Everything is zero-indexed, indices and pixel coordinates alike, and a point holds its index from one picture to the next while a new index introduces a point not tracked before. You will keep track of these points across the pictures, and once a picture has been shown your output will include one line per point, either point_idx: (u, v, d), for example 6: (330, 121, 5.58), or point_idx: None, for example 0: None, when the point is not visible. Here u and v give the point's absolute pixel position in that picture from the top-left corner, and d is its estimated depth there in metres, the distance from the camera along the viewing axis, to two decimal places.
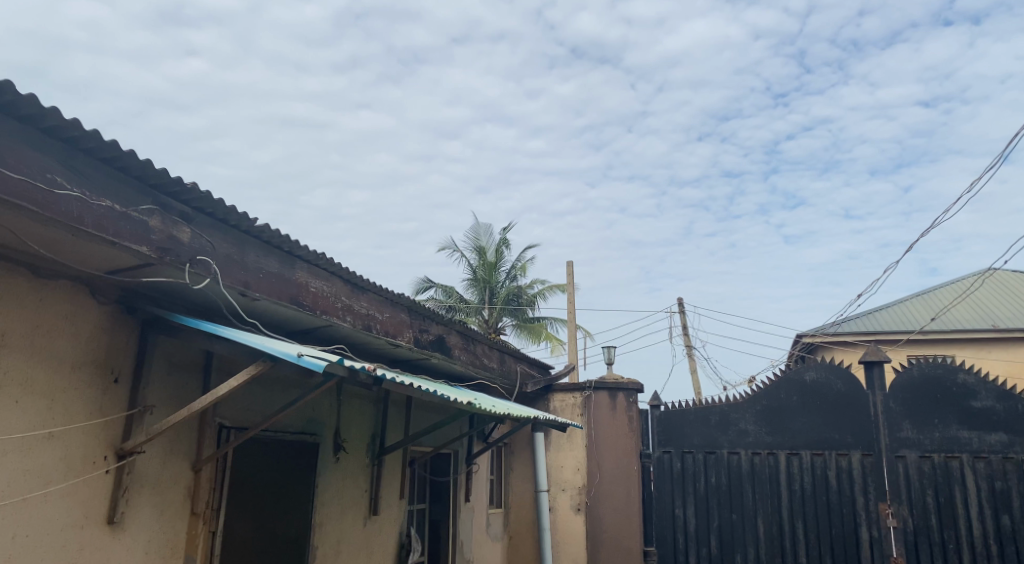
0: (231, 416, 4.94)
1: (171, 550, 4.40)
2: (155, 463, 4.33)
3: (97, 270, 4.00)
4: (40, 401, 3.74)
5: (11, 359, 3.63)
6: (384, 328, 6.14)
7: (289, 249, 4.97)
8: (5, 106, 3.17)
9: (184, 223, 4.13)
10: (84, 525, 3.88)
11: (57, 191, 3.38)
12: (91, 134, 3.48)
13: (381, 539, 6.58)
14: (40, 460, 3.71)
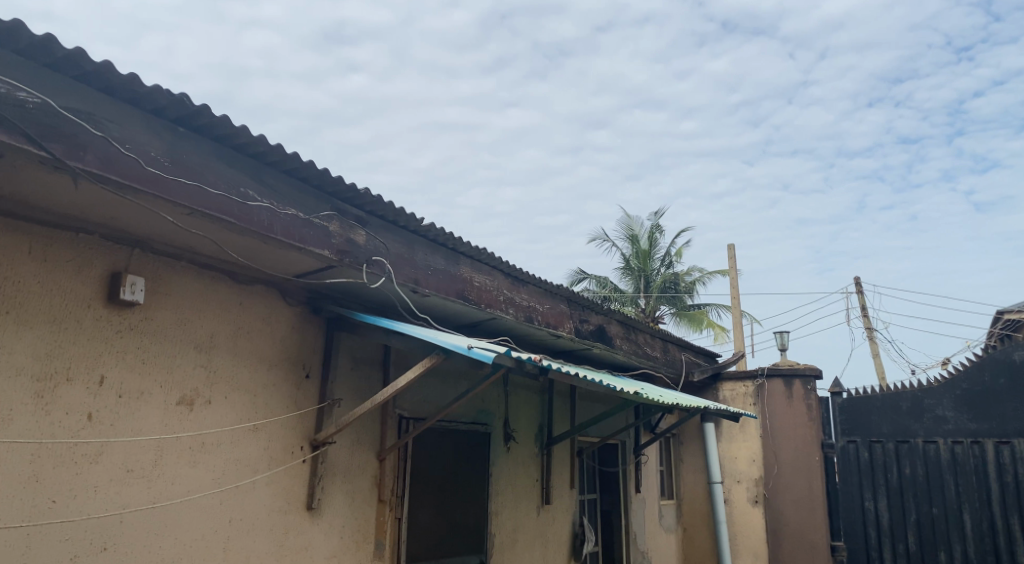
0: (409, 408, 5.19)
1: (363, 534, 4.68)
2: (344, 452, 4.62)
3: (286, 274, 4.28)
4: (244, 396, 4.08)
5: (220, 358, 3.98)
6: (546, 320, 6.16)
7: (453, 246, 5.12)
8: (203, 127, 3.45)
9: (359, 225, 4.36)
10: (288, 511, 4.20)
11: (250, 203, 3.62)
12: (275, 148, 3.73)
13: (554, 528, 6.65)
14: (247, 450, 4.04)
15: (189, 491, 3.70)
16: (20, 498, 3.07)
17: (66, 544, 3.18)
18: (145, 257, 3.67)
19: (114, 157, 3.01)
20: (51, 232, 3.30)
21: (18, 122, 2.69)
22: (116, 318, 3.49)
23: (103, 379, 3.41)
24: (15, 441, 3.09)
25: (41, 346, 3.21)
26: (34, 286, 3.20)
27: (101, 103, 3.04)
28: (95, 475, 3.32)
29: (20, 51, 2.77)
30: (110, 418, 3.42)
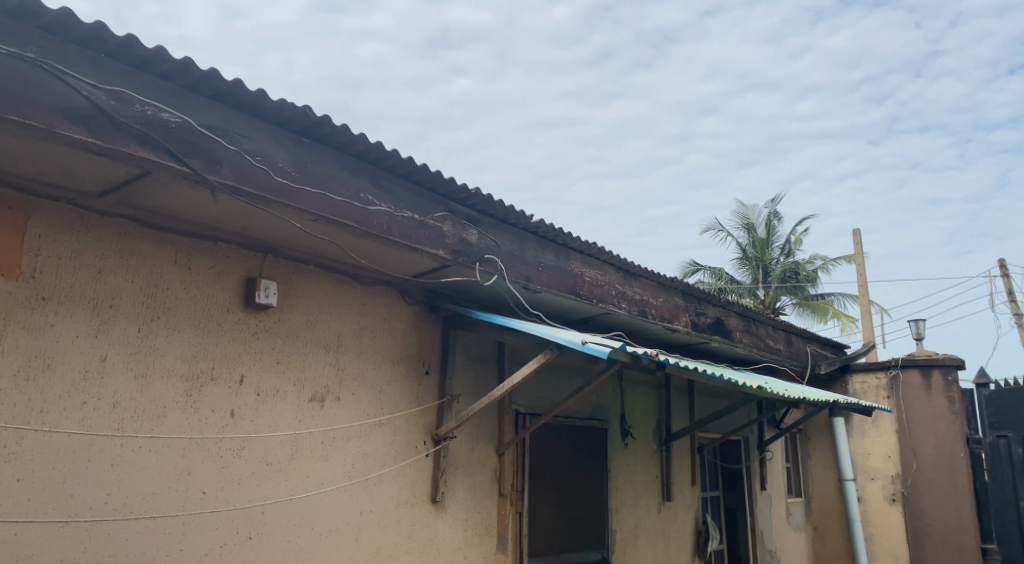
0: (525, 403, 5.24)
1: (486, 528, 4.77)
2: (464, 446, 4.72)
3: (404, 274, 4.42)
4: (370, 393, 4.25)
5: (346, 356, 4.16)
6: (661, 313, 6.05)
7: (564, 241, 5.11)
8: (325, 138, 3.61)
9: (472, 225, 4.44)
10: (414, 504, 4.33)
11: (370, 208, 3.76)
12: (392, 154, 3.86)
13: (677, 525, 6.54)
14: (374, 444, 4.20)
15: (323, 484, 3.89)
16: (176, 489, 3.28)
17: (216, 532, 3.40)
18: (276, 263, 3.88)
19: (246, 170, 3.19)
20: (193, 242, 3.52)
21: (163, 140, 2.88)
22: (252, 320, 3.71)
23: (243, 378, 3.63)
24: (170, 437, 3.30)
25: (188, 348, 3.43)
26: (180, 293, 3.43)
27: (233, 119, 3.23)
28: (240, 468, 3.54)
29: (162, 75, 2.95)
30: (250, 415, 3.63)
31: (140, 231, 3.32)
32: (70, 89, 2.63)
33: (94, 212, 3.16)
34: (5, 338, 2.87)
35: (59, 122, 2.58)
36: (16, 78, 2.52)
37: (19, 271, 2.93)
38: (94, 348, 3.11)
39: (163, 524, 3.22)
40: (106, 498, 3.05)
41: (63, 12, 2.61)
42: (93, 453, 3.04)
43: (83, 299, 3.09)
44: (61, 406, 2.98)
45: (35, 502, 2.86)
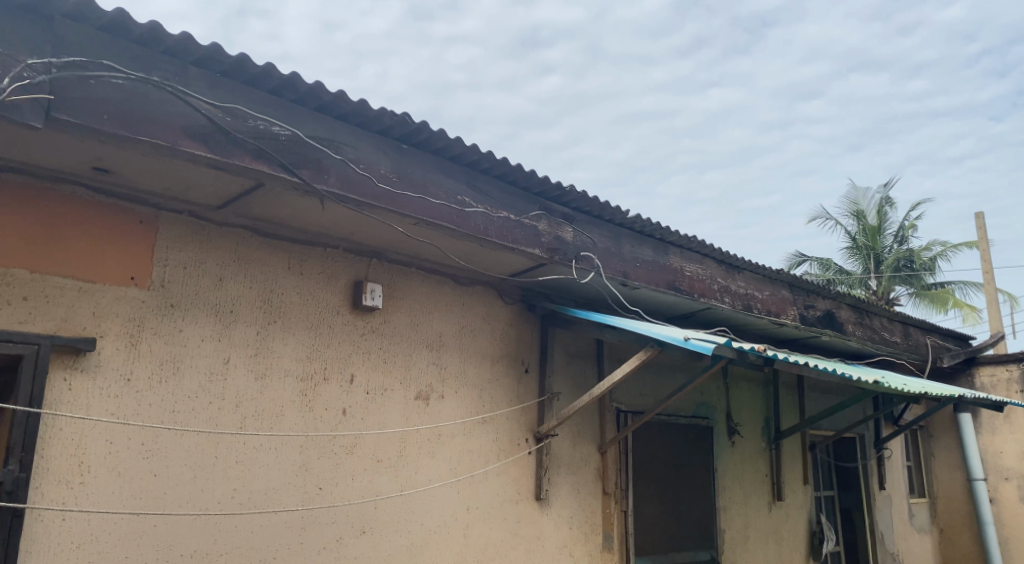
0: (627, 401, 5.19)
1: (592, 526, 4.76)
2: (566, 444, 4.72)
3: (502, 274, 4.47)
4: (472, 391, 4.32)
5: (449, 355, 4.25)
6: (766, 307, 5.85)
7: (662, 236, 5.03)
8: (423, 143, 3.69)
9: (567, 222, 4.43)
10: (519, 501, 4.38)
11: (467, 209, 3.82)
12: (488, 155, 3.90)
13: (789, 526, 6.31)
14: (478, 442, 4.27)
15: (430, 480, 3.98)
16: (295, 485, 3.44)
17: (333, 526, 3.54)
18: (380, 266, 4.00)
19: (351, 178, 3.31)
20: (303, 249, 3.68)
21: (274, 153, 3.02)
22: (360, 322, 3.85)
23: (352, 378, 3.77)
24: (287, 434, 3.45)
25: (301, 350, 3.58)
26: (294, 297, 3.60)
27: (336, 129, 3.35)
28: (352, 465, 3.67)
29: (272, 90, 3.10)
30: (360, 413, 3.76)
31: (255, 240, 3.50)
32: (191, 108, 2.80)
33: (213, 223, 3.36)
34: (141, 343, 3.06)
35: (182, 140, 2.75)
36: (144, 100, 2.69)
37: (151, 281, 3.13)
38: (218, 351, 3.29)
39: (284, 517, 3.38)
40: (232, 492, 3.23)
41: (183, 36, 2.77)
42: (220, 449, 3.22)
43: (206, 305, 3.28)
44: (192, 406, 3.17)
45: (170, 496, 3.05)
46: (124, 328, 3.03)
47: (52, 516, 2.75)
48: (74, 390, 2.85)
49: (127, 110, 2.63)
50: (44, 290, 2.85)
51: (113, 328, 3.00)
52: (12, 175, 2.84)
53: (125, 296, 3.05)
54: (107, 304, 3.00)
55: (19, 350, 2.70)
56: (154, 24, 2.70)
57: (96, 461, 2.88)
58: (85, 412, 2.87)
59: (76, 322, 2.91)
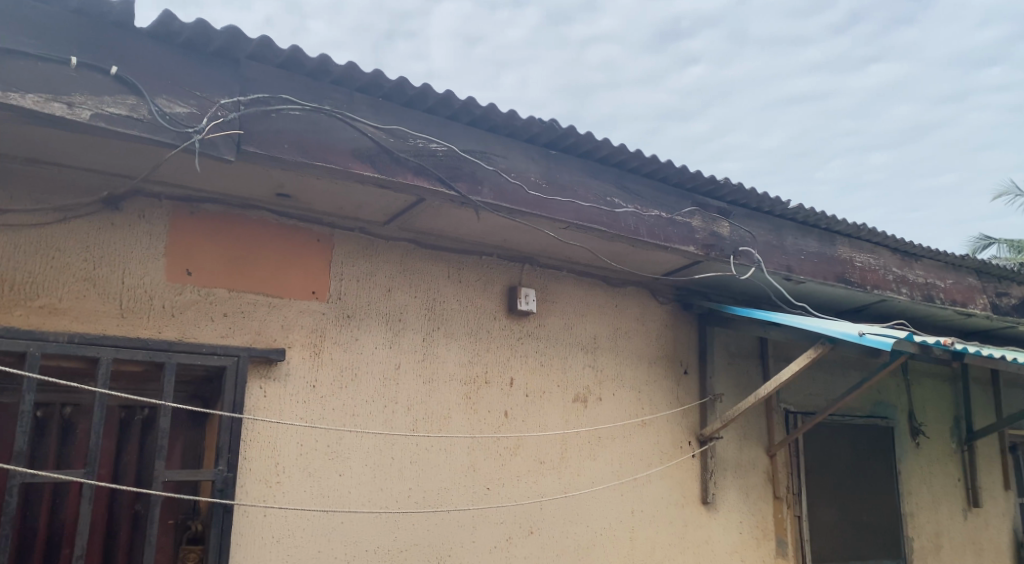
0: (795, 401, 4.95)
1: (763, 531, 4.58)
2: (732, 446, 4.57)
3: (655, 274, 4.42)
4: (631, 393, 4.30)
5: (605, 356, 4.25)
6: (950, 296, 5.37)
7: (827, 225, 4.75)
8: (571, 148, 3.71)
9: (723, 217, 4.30)
10: (684, 504, 4.30)
11: (618, 210, 3.81)
12: (637, 154, 3.85)
13: (989, 535, 5.75)
14: (640, 445, 4.24)
15: (593, 482, 4.00)
16: (465, 485, 3.58)
17: (502, 526, 3.65)
18: (533, 271, 4.08)
19: (503, 187, 3.40)
20: (461, 258, 3.83)
21: (433, 168, 3.17)
22: (516, 327, 3.94)
23: (513, 381, 3.86)
24: (456, 436, 3.60)
25: (464, 354, 3.72)
26: (454, 304, 3.75)
27: (488, 140, 3.45)
28: (517, 466, 3.77)
29: (428, 109, 3.25)
30: (522, 415, 3.85)
31: (418, 252, 3.68)
32: (357, 132, 2.99)
33: (381, 238, 3.57)
34: (323, 352, 3.30)
35: (352, 163, 2.95)
36: (317, 129, 2.90)
37: (329, 294, 3.38)
38: (389, 358, 3.48)
39: (457, 516, 3.53)
40: (408, 492, 3.41)
41: (348, 66, 2.97)
42: (395, 450, 3.41)
43: (377, 315, 3.49)
44: (368, 409, 3.38)
45: (354, 494, 3.26)
46: (308, 339, 3.28)
47: (255, 511, 3.02)
48: (268, 396, 3.13)
49: (304, 139, 2.86)
50: (240, 307, 3.14)
51: (298, 339, 3.25)
52: (210, 204, 3.14)
53: (307, 309, 3.30)
54: (292, 318, 3.26)
55: (223, 361, 2.99)
56: (324, 57, 2.91)
57: (289, 462, 3.13)
58: (278, 416, 3.13)
59: (268, 334, 3.18)
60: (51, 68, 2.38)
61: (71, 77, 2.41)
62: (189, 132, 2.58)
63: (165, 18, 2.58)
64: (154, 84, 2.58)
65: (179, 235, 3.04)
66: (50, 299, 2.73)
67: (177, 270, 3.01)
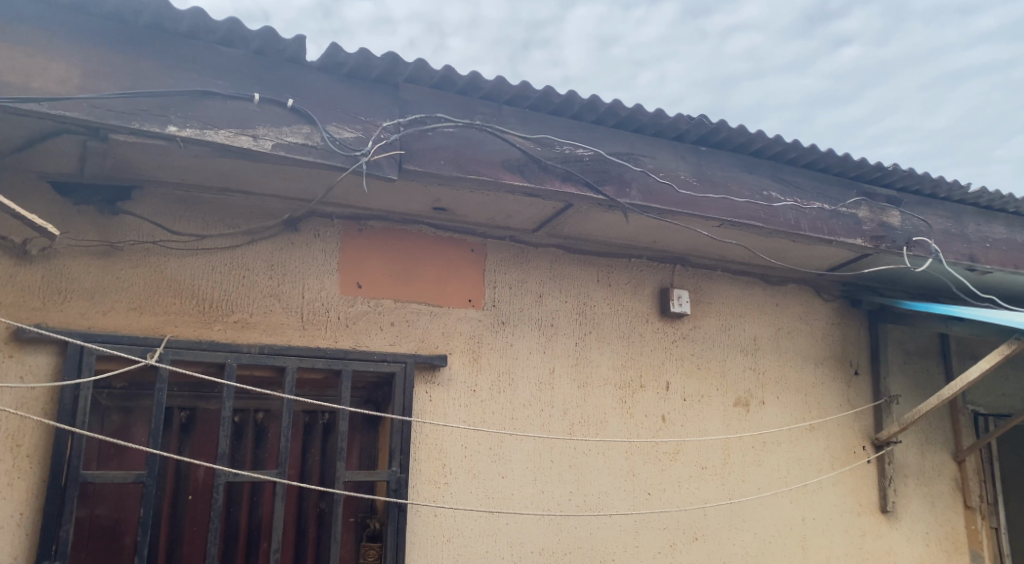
0: (984, 403, 4.53)
1: (954, 544, 4.20)
2: (913, 451, 4.25)
3: (817, 269, 4.20)
4: (797, 396, 4.10)
5: (766, 358, 4.09)
6: None
7: (1016, 208, 4.30)
8: (722, 143, 3.60)
9: (893, 206, 4.01)
10: (861, 513, 4.04)
11: (775, 205, 3.65)
12: (794, 145, 3.68)
13: None
14: (808, 449, 4.04)
15: (759, 488, 3.85)
16: (625, 490, 3.56)
17: (665, 531, 3.59)
18: (686, 272, 4.00)
19: (653, 187, 3.37)
20: (612, 262, 3.82)
21: (581, 174, 3.20)
22: (671, 329, 3.88)
23: (669, 385, 3.80)
24: (614, 440, 3.59)
25: (618, 358, 3.71)
26: (606, 309, 3.75)
27: (636, 142, 3.43)
28: (678, 471, 3.70)
29: (575, 115, 3.28)
30: (680, 420, 3.78)
31: (568, 257, 3.72)
32: (507, 143, 3.08)
33: (532, 245, 3.65)
34: (482, 358, 3.42)
35: (503, 173, 3.03)
36: (470, 144, 3.01)
37: (486, 302, 3.49)
38: (545, 362, 3.54)
39: (618, 521, 3.51)
40: (569, 495, 3.44)
41: (497, 81, 3.06)
42: (555, 453, 3.46)
43: (532, 321, 3.56)
44: (527, 413, 3.45)
45: (516, 496, 3.34)
46: (467, 345, 3.40)
47: (427, 511, 3.15)
48: (434, 400, 3.27)
49: (458, 154, 2.97)
50: (405, 316, 3.31)
51: (458, 345, 3.38)
52: (374, 221, 3.34)
53: (466, 316, 3.43)
54: (451, 325, 3.39)
55: (392, 368, 3.15)
56: (474, 74, 3.01)
57: (456, 464, 3.26)
58: (443, 420, 3.27)
59: (431, 341, 3.33)
60: (238, 105, 2.62)
61: (254, 112, 2.64)
62: (356, 155, 2.77)
63: (332, 50, 2.77)
64: (324, 112, 2.79)
65: (348, 251, 3.26)
66: (243, 314, 3.00)
67: (348, 284, 3.23)
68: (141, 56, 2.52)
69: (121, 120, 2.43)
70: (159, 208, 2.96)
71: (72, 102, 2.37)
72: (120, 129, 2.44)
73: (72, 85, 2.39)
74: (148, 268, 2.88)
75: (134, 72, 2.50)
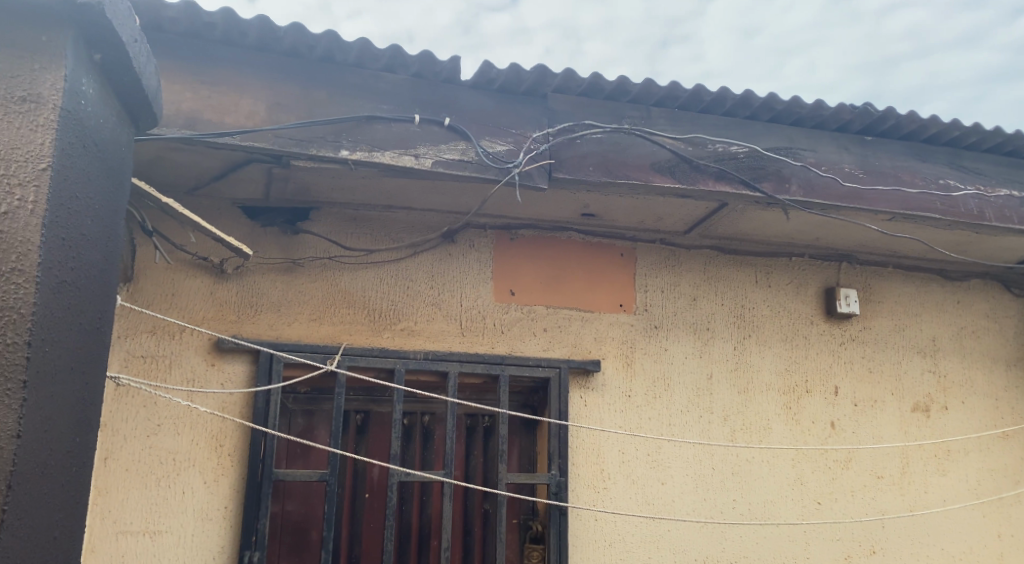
0: None
1: None
2: None
3: (1005, 263, 3.84)
4: (984, 401, 3.77)
5: (948, 360, 3.78)
6: None
7: None
8: (890, 132, 3.38)
9: None
10: None
11: (955, 193, 3.38)
12: (975, 128, 3.38)
13: None
14: (1003, 459, 3.72)
15: (945, 501, 3.58)
16: (793, 499, 3.41)
17: (839, 544, 3.41)
18: (852, 270, 3.78)
19: (814, 182, 3.21)
20: (769, 261, 3.69)
21: (735, 172, 3.11)
22: (838, 331, 3.68)
23: (838, 389, 3.60)
24: (779, 447, 3.45)
25: (781, 363, 3.57)
26: (766, 311, 3.62)
27: (794, 135, 3.30)
28: (851, 480, 3.50)
29: (728, 112, 3.20)
30: (852, 426, 3.57)
31: (723, 259, 3.63)
32: (658, 146, 3.05)
33: (684, 247, 3.59)
34: (636, 362, 3.40)
35: (654, 176, 3.01)
36: (621, 148, 3.02)
37: (637, 306, 3.47)
38: (701, 367, 3.47)
39: (787, 531, 3.37)
40: (733, 503, 3.34)
41: (646, 83, 3.05)
42: (715, 460, 3.37)
43: (687, 325, 3.50)
44: (684, 419, 3.39)
45: (678, 503, 3.29)
46: (620, 350, 3.39)
47: (588, 516, 3.17)
48: (589, 405, 3.28)
49: (609, 159, 2.99)
50: (558, 322, 3.36)
51: (611, 350, 3.38)
52: (525, 230, 3.43)
53: (618, 321, 3.43)
54: (604, 330, 3.40)
55: (547, 372, 3.21)
56: (623, 79, 3.02)
57: (614, 469, 3.25)
58: (599, 424, 3.28)
59: (584, 347, 3.35)
60: (401, 126, 2.78)
61: (415, 132, 2.79)
62: (509, 167, 2.85)
63: (485, 67, 2.88)
64: (478, 127, 2.90)
65: (500, 260, 3.36)
66: (408, 322, 3.17)
67: (502, 292, 3.33)
68: (314, 87, 2.74)
69: (300, 147, 2.65)
70: (332, 226, 3.19)
71: (260, 134, 2.61)
72: (300, 156, 2.66)
73: (259, 118, 2.64)
74: (324, 281, 3.11)
75: (309, 103, 2.72)
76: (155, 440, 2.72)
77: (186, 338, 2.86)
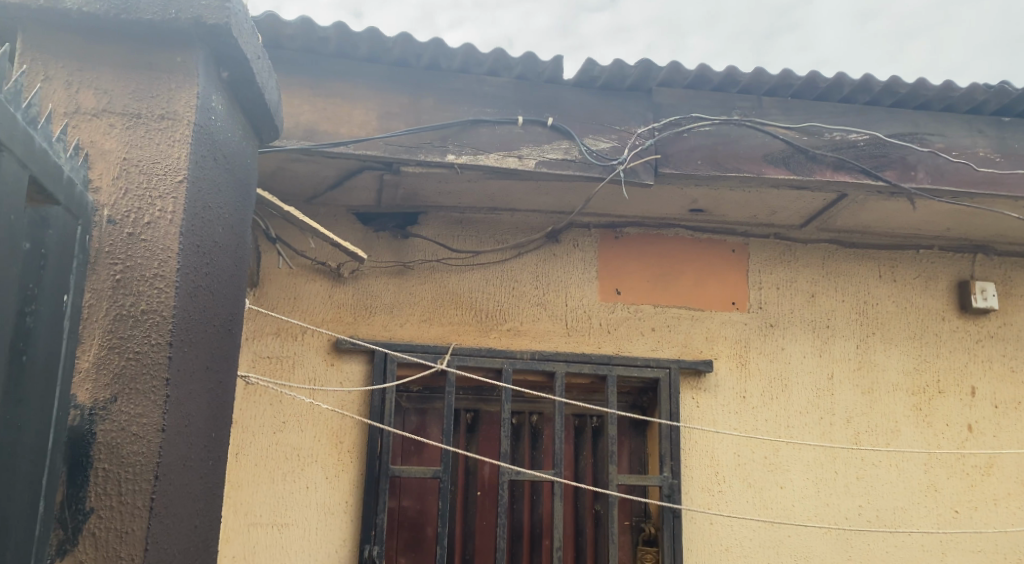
0: None
1: None
2: None
3: None
4: None
5: None
6: None
7: None
8: None
9: None
10: None
11: None
12: None
13: None
14: None
15: None
16: (926, 506, 3.21)
17: (980, 555, 3.19)
18: (987, 262, 3.52)
19: (943, 168, 3.01)
20: (894, 254, 3.48)
21: (855, 160, 2.96)
22: (974, 328, 3.43)
23: (974, 390, 3.36)
24: (909, 451, 3.25)
25: (910, 361, 3.36)
26: (891, 306, 3.42)
27: (919, 119, 3.09)
28: (992, 487, 3.26)
29: (845, 98, 3.04)
30: (992, 430, 3.33)
31: (842, 252, 3.46)
32: (769, 137, 2.94)
33: (799, 241, 3.44)
34: (750, 362, 3.29)
35: (766, 167, 2.91)
36: (730, 140, 2.93)
37: (750, 304, 3.36)
38: (821, 367, 3.32)
39: (919, 539, 3.17)
40: (858, 509, 3.18)
41: (756, 72, 2.94)
42: (838, 464, 3.22)
43: (804, 322, 3.36)
44: (804, 420, 3.25)
45: (798, 508, 3.15)
46: (733, 349, 3.29)
47: (702, 518, 3.09)
48: (701, 406, 3.20)
49: (718, 152, 2.91)
50: (666, 321, 3.29)
51: (724, 349, 3.29)
52: (631, 227, 3.39)
53: (730, 319, 3.33)
54: (715, 328, 3.31)
55: (656, 373, 3.16)
56: (730, 69, 2.93)
57: (729, 471, 3.15)
58: (713, 425, 3.19)
59: (694, 346, 3.27)
60: (505, 128, 2.81)
61: (519, 133, 2.82)
62: (614, 164, 2.83)
63: (587, 65, 2.87)
64: (582, 126, 2.89)
65: (607, 259, 3.34)
66: (515, 323, 3.20)
67: (609, 291, 3.30)
68: (421, 94, 2.82)
69: (410, 153, 2.72)
70: (440, 229, 3.26)
71: (371, 142, 2.70)
72: (409, 162, 2.74)
73: (370, 127, 2.73)
74: (433, 283, 3.18)
75: (417, 110, 2.79)
76: (280, 436, 2.87)
77: (306, 340, 2.99)
